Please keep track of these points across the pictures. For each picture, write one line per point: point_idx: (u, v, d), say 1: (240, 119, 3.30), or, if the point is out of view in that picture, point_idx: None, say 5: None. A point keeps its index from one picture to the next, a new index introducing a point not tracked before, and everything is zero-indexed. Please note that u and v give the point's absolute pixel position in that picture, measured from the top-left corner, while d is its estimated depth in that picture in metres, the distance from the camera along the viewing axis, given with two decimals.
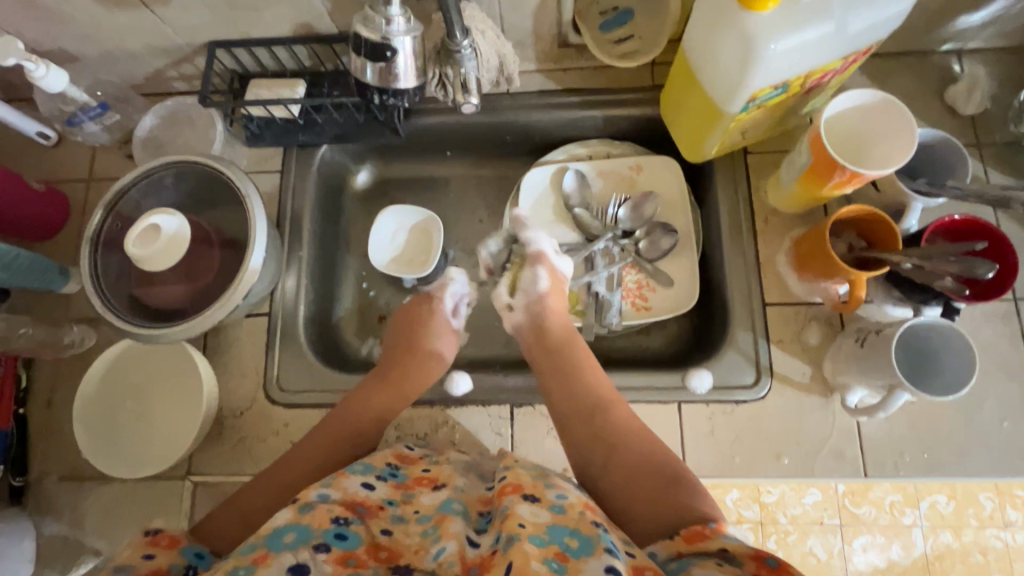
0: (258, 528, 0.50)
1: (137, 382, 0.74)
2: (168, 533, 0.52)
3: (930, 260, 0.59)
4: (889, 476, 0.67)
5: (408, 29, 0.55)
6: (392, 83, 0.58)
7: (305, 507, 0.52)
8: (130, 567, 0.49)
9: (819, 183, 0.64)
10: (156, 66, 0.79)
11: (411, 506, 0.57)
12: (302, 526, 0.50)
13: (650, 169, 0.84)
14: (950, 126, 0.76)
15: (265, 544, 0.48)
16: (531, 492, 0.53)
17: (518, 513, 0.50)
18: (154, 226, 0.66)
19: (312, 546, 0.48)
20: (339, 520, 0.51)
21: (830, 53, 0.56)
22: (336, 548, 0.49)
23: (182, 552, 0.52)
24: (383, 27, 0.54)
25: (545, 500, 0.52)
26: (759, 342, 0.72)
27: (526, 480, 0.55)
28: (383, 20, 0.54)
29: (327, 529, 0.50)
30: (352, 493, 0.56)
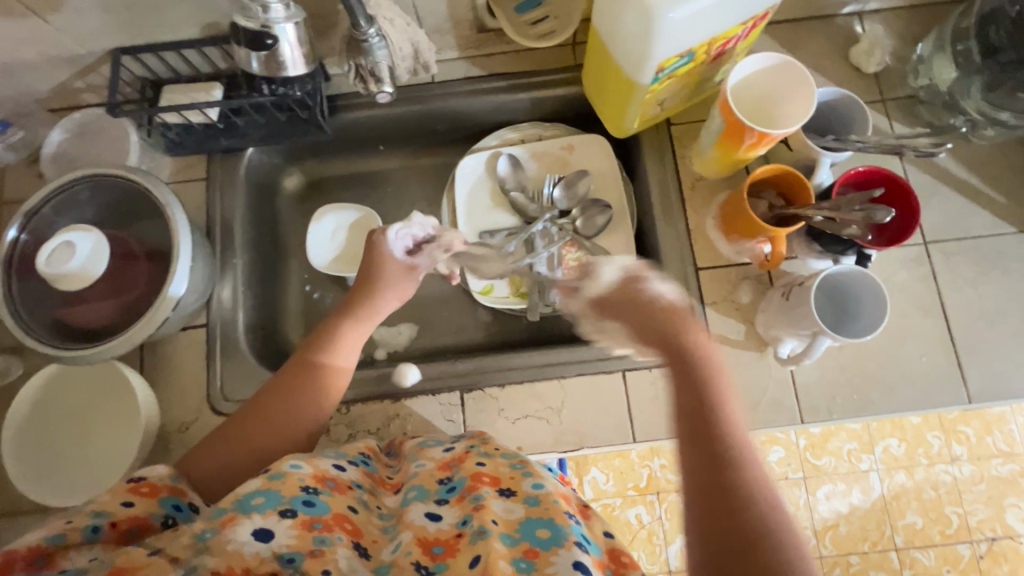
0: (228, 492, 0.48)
1: (70, 407, 0.71)
2: (150, 480, 0.49)
3: (838, 210, 0.63)
4: (824, 419, 0.71)
5: (288, 16, 0.57)
6: (279, 71, 0.62)
7: (275, 475, 0.50)
8: (108, 512, 0.46)
9: (733, 146, 0.66)
10: (61, 78, 0.76)
11: (375, 499, 0.56)
12: (272, 491, 0.48)
13: (582, 147, 0.85)
14: (856, 85, 0.80)
15: (234, 507, 0.46)
16: (507, 486, 0.53)
17: (493, 507, 0.50)
18: (67, 242, 0.63)
19: (278, 511, 0.46)
20: (307, 489, 0.50)
21: (727, 19, 0.57)
22: (302, 513, 0.47)
23: (160, 503, 0.49)
24: (261, 15, 0.56)
25: (520, 493, 0.52)
26: (694, 305, 0.74)
27: (504, 471, 0.55)
28: (261, 8, 0.56)
29: (295, 496, 0.48)
30: (323, 469, 0.54)
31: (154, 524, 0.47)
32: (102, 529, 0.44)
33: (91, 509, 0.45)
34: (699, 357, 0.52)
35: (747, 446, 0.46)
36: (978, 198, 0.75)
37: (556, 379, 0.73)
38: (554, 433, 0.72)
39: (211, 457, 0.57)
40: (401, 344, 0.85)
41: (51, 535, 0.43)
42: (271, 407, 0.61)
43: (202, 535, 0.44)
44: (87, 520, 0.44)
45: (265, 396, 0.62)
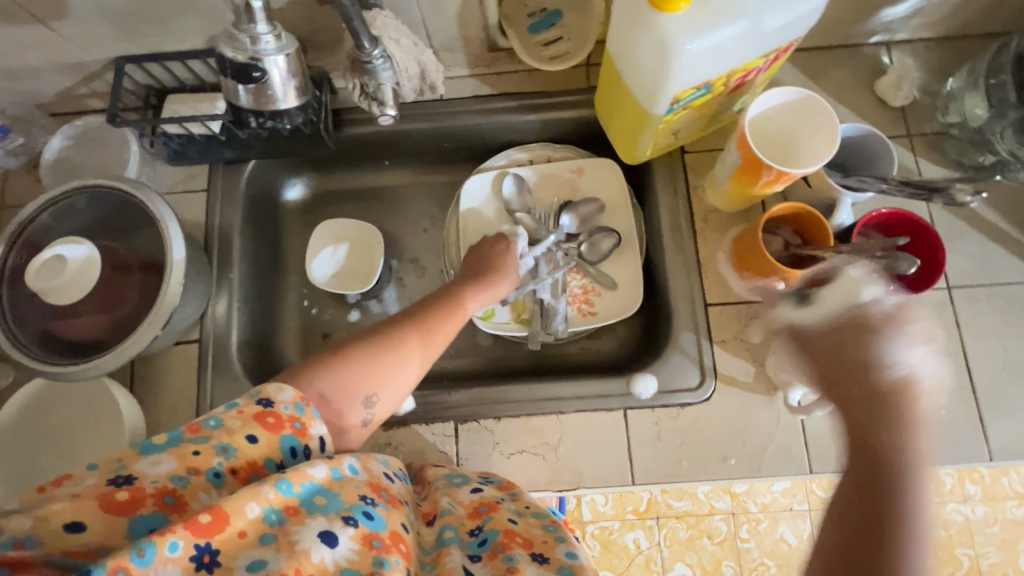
0: (295, 466, 0.41)
1: (56, 418, 0.70)
2: (275, 411, 0.43)
3: (859, 255, 0.59)
4: (834, 470, 0.67)
5: (279, 47, 0.57)
6: (269, 102, 0.61)
7: (337, 472, 0.43)
8: (232, 451, 0.41)
9: (751, 182, 0.63)
10: (64, 84, 0.75)
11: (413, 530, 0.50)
12: (333, 494, 0.42)
13: (592, 172, 0.82)
14: (881, 118, 0.76)
15: (299, 494, 0.40)
16: (539, 550, 0.49)
17: (527, 572, 0.45)
18: (59, 256, 0.64)
19: (342, 518, 0.40)
20: (366, 498, 0.43)
21: (748, 52, 0.55)
22: (363, 526, 0.41)
23: (280, 444, 0.42)
24: (250, 47, 0.55)
25: (554, 561, 0.47)
26: (702, 343, 0.71)
27: (536, 533, 0.51)
28: (251, 40, 0.55)
29: (356, 504, 0.42)
30: (377, 476, 0.48)
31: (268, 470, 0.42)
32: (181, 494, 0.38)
33: (218, 441, 0.41)
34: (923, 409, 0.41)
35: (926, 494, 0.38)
36: (1006, 243, 0.72)
37: (554, 414, 0.71)
38: (550, 471, 0.69)
39: (349, 385, 0.49)
40: None
41: (178, 473, 0.39)
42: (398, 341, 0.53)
43: (269, 515, 0.38)
44: (210, 461, 0.40)
45: (388, 333, 0.54)
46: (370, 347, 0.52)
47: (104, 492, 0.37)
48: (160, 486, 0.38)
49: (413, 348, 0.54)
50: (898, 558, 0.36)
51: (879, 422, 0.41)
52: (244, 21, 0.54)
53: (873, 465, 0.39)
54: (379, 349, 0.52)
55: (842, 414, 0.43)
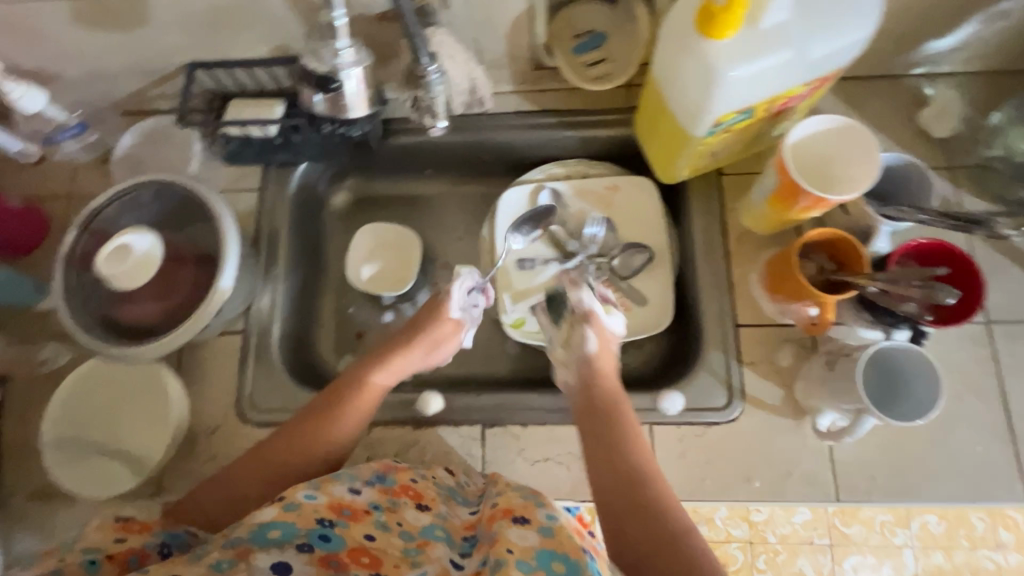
0: (244, 520, 0.52)
1: (106, 397, 0.74)
2: (139, 519, 0.54)
3: (895, 285, 0.59)
4: (861, 500, 0.67)
5: (356, 60, 0.53)
6: (343, 112, 0.58)
7: (291, 505, 0.54)
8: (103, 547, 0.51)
9: (787, 206, 0.64)
10: (136, 86, 0.80)
11: (396, 514, 0.58)
12: (287, 523, 0.52)
13: (627, 189, 0.84)
14: (922, 148, 0.76)
15: (249, 539, 0.50)
16: (521, 513, 0.55)
17: (508, 537, 0.52)
18: (124, 245, 0.67)
19: (296, 545, 0.50)
20: (324, 522, 0.53)
21: (792, 79, 0.56)
22: (319, 549, 0.51)
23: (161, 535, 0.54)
24: (329, 60, 0.52)
25: (534, 521, 0.54)
26: (731, 363, 0.71)
27: (517, 502, 0.57)
28: (331, 53, 0.52)
29: (311, 530, 0.52)
30: (339, 496, 0.57)
31: (152, 552, 0.53)
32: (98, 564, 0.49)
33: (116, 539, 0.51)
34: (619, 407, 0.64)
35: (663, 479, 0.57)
36: None
37: None
38: (572, 480, 0.70)
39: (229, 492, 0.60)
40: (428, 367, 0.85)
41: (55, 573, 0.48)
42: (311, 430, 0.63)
43: (219, 565, 0.48)
44: (82, 556, 0.49)
45: (300, 424, 0.64)
46: (236, 466, 0.61)
47: None
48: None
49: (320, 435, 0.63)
50: (655, 503, 0.54)
51: (609, 426, 0.62)
52: (326, 35, 0.52)
53: (631, 464, 0.57)
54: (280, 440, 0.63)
55: (595, 470, 0.58)
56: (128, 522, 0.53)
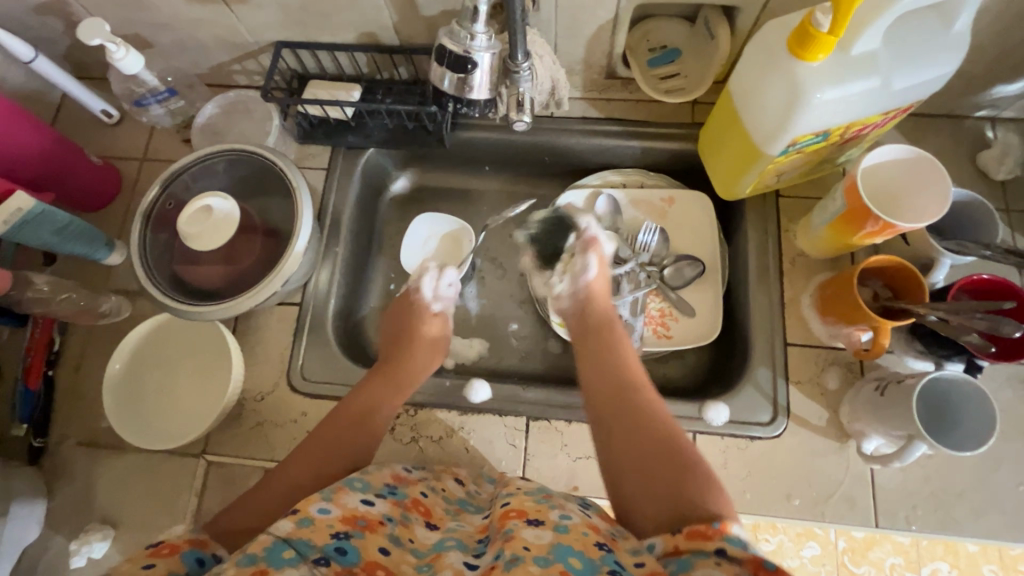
0: (255, 539, 0.47)
1: (166, 359, 0.75)
2: (169, 542, 0.48)
3: (957, 314, 0.60)
4: (900, 529, 0.67)
5: (489, 45, 0.56)
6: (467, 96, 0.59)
7: (305, 521, 0.50)
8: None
9: (851, 231, 0.65)
10: (222, 60, 0.83)
11: (408, 531, 0.56)
12: (302, 539, 0.48)
13: (682, 203, 0.86)
14: (980, 189, 0.78)
15: (265, 557, 0.45)
16: (535, 516, 0.53)
17: (523, 535, 0.49)
18: (206, 207, 0.69)
19: (311, 561, 0.47)
20: (338, 535, 0.50)
21: (872, 108, 0.58)
22: (335, 562, 0.48)
23: (182, 560, 0.47)
24: (466, 41, 0.55)
25: (549, 522, 0.51)
26: (778, 381, 0.72)
27: (530, 504, 0.55)
28: (468, 35, 0.56)
29: (326, 544, 0.49)
30: (351, 509, 0.54)
31: None
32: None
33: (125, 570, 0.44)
34: (612, 327, 0.74)
35: (652, 393, 0.65)
36: None
37: None
38: None
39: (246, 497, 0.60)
40: (471, 357, 0.86)
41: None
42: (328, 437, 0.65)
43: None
44: None
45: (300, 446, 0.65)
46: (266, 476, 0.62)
47: None
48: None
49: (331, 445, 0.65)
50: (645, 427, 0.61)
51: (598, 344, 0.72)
52: (467, 18, 0.55)
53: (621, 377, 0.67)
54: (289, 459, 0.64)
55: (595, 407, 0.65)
56: (156, 549, 0.47)
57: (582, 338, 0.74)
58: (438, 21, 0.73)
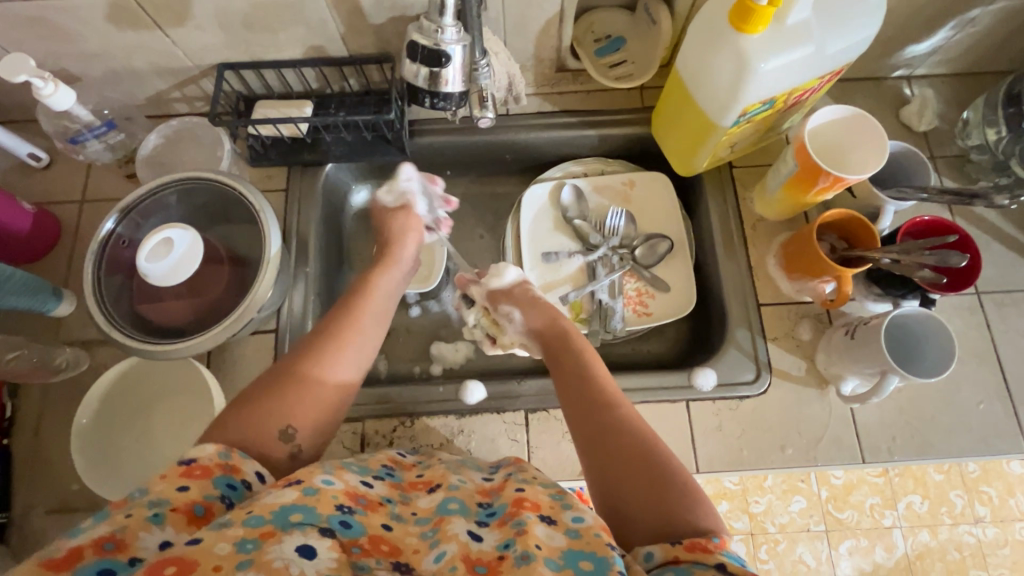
0: (261, 501, 0.47)
1: (138, 404, 0.71)
2: (201, 462, 0.49)
3: (907, 254, 0.66)
4: (885, 460, 0.71)
5: (459, 38, 0.56)
6: (440, 87, 0.59)
7: (310, 490, 0.50)
8: (166, 500, 0.46)
9: (805, 189, 0.69)
10: (161, 87, 0.80)
11: (408, 507, 0.57)
12: (308, 507, 0.48)
13: (643, 184, 0.89)
14: (907, 141, 0.85)
15: (272, 520, 0.45)
16: (548, 513, 0.51)
17: (535, 532, 0.48)
18: (167, 240, 0.65)
19: (318, 530, 0.46)
20: (342, 508, 0.50)
21: (811, 72, 0.62)
22: (340, 535, 0.48)
23: (215, 483, 0.49)
24: (436, 34, 0.55)
25: (562, 523, 0.50)
26: (756, 340, 0.76)
27: (544, 499, 0.53)
28: (437, 28, 0.55)
29: (332, 515, 0.49)
30: (353, 485, 0.55)
31: (213, 504, 0.48)
32: (164, 515, 0.45)
33: (148, 500, 0.45)
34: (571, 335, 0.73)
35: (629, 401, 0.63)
36: None
37: None
38: None
39: (248, 427, 0.55)
40: (457, 361, 0.86)
41: (115, 526, 0.43)
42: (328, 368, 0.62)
43: (243, 546, 0.42)
44: (147, 511, 0.45)
45: (285, 374, 0.60)
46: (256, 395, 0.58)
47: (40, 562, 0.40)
48: (97, 537, 0.42)
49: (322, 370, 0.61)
50: (619, 423, 0.60)
51: (567, 359, 0.70)
52: (435, 12, 0.55)
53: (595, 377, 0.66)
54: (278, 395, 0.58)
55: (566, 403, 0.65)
56: (189, 468, 0.49)
57: (556, 358, 0.71)
58: (386, 29, 0.73)
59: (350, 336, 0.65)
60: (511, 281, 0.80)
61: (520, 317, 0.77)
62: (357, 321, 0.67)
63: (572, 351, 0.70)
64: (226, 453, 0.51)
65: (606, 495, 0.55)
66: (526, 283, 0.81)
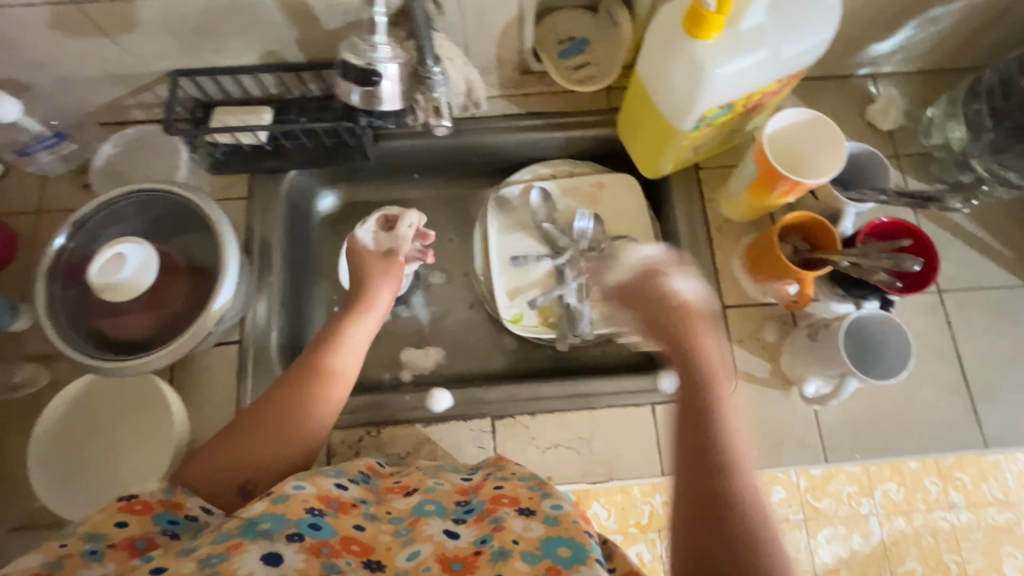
0: (229, 520, 0.47)
1: (99, 420, 0.70)
2: (142, 498, 0.50)
3: (865, 257, 0.66)
4: (847, 459, 0.72)
5: (393, 56, 0.55)
6: (377, 105, 0.59)
7: (280, 498, 0.50)
8: (103, 535, 0.47)
9: (765, 193, 0.69)
10: (116, 95, 0.78)
11: (383, 506, 0.56)
12: (276, 515, 0.48)
13: (611, 186, 0.89)
14: (872, 140, 0.85)
15: (239, 532, 0.45)
16: (527, 505, 0.52)
17: (512, 527, 0.49)
18: (119, 255, 0.63)
19: (285, 536, 0.46)
20: (312, 511, 0.50)
21: (767, 77, 0.62)
22: (309, 537, 0.48)
23: (155, 520, 0.49)
24: (368, 54, 0.54)
25: (540, 512, 0.51)
26: (721, 342, 0.76)
27: (522, 491, 0.54)
28: (370, 47, 0.54)
29: (300, 519, 0.49)
30: (326, 488, 0.54)
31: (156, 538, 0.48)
32: (100, 551, 0.45)
33: (85, 531, 0.46)
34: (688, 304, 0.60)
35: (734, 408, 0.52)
36: (986, 251, 0.79)
37: (586, 410, 0.74)
38: (583, 464, 0.73)
39: (210, 475, 0.56)
40: (427, 366, 0.86)
41: (51, 561, 0.44)
42: (292, 411, 0.61)
43: (208, 560, 0.43)
44: (84, 546, 0.45)
45: (249, 419, 0.60)
46: (221, 437, 0.59)
47: None
48: (34, 570, 0.43)
49: (293, 413, 0.61)
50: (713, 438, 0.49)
51: (676, 330, 0.59)
52: (367, 31, 0.54)
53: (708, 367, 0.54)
54: (246, 440, 0.58)
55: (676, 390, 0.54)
56: (131, 503, 0.49)
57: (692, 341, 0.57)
58: (342, 34, 0.72)
59: (317, 382, 0.63)
60: (636, 261, 0.65)
61: (622, 284, 0.64)
62: (328, 365, 0.65)
63: (677, 329, 0.58)
64: (168, 489, 0.51)
65: (682, 542, 0.45)
66: (653, 263, 0.64)
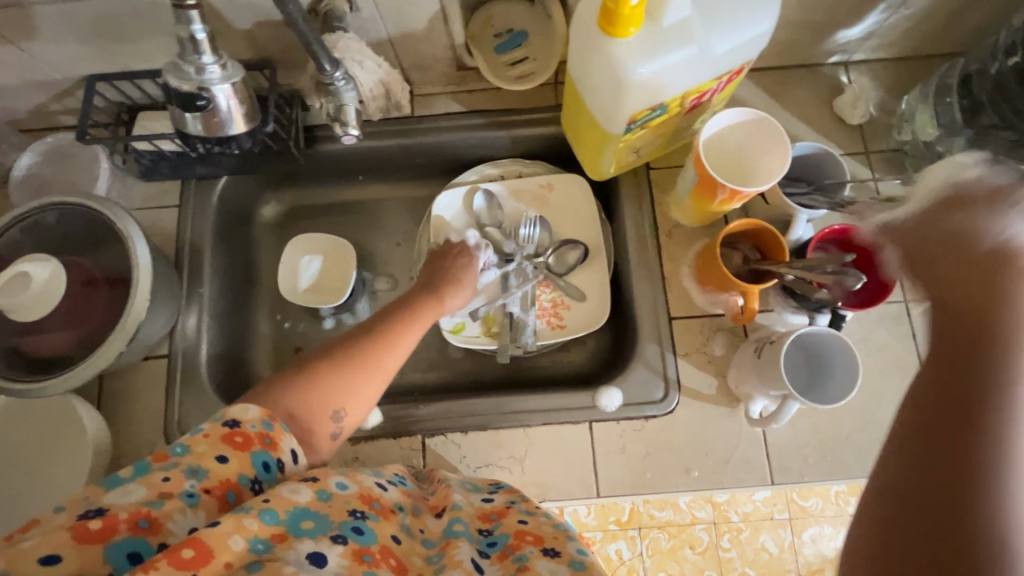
0: (275, 493, 0.41)
1: (23, 439, 0.69)
2: (243, 431, 0.44)
3: (810, 271, 0.61)
4: (795, 481, 0.68)
5: (225, 75, 0.54)
6: (220, 129, 0.58)
7: (324, 493, 0.44)
8: (203, 473, 0.41)
9: (707, 200, 0.64)
10: (37, 101, 0.76)
11: (418, 523, 0.51)
12: (321, 514, 0.42)
13: (561, 187, 0.84)
14: (841, 136, 0.78)
15: (288, 518, 0.40)
16: (551, 545, 0.47)
17: (537, 568, 0.44)
18: (23, 273, 0.65)
19: (330, 536, 0.40)
20: (356, 514, 0.44)
21: (700, 75, 0.56)
22: (353, 542, 0.41)
23: (251, 460, 0.43)
24: (194, 76, 0.53)
25: (565, 555, 0.45)
26: (666, 356, 0.72)
27: (547, 530, 0.49)
28: (195, 69, 0.53)
29: (344, 522, 0.42)
30: (366, 488, 0.49)
31: (245, 486, 0.43)
32: (197, 495, 0.40)
33: (187, 465, 0.41)
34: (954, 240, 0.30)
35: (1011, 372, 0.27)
36: None
37: (521, 427, 0.71)
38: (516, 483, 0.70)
39: (316, 396, 0.50)
40: None
41: (152, 498, 0.39)
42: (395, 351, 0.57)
43: (255, 545, 0.37)
44: (182, 485, 0.40)
45: (352, 351, 0.54)
46: (323, 365, 0.52)
47: (76, 523, 0.36)
48: (133, 510, 0.38)
49: (386, 349, 0.56)
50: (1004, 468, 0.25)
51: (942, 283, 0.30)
52: (189, 51, 0.51)
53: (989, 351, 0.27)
54: (349, 369, 0.52)
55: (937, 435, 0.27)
56: (228, 437, 0.44)
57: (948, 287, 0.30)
58: (257, 34, 0.69)
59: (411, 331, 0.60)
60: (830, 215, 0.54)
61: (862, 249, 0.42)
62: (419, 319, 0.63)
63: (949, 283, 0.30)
64: (268, 422, 0.46)
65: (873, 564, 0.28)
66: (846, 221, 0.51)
